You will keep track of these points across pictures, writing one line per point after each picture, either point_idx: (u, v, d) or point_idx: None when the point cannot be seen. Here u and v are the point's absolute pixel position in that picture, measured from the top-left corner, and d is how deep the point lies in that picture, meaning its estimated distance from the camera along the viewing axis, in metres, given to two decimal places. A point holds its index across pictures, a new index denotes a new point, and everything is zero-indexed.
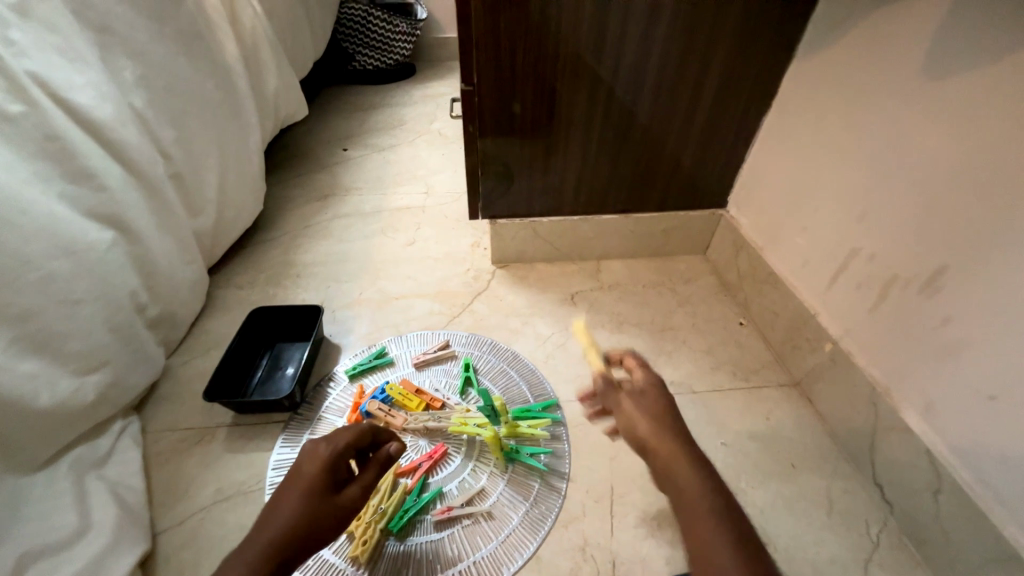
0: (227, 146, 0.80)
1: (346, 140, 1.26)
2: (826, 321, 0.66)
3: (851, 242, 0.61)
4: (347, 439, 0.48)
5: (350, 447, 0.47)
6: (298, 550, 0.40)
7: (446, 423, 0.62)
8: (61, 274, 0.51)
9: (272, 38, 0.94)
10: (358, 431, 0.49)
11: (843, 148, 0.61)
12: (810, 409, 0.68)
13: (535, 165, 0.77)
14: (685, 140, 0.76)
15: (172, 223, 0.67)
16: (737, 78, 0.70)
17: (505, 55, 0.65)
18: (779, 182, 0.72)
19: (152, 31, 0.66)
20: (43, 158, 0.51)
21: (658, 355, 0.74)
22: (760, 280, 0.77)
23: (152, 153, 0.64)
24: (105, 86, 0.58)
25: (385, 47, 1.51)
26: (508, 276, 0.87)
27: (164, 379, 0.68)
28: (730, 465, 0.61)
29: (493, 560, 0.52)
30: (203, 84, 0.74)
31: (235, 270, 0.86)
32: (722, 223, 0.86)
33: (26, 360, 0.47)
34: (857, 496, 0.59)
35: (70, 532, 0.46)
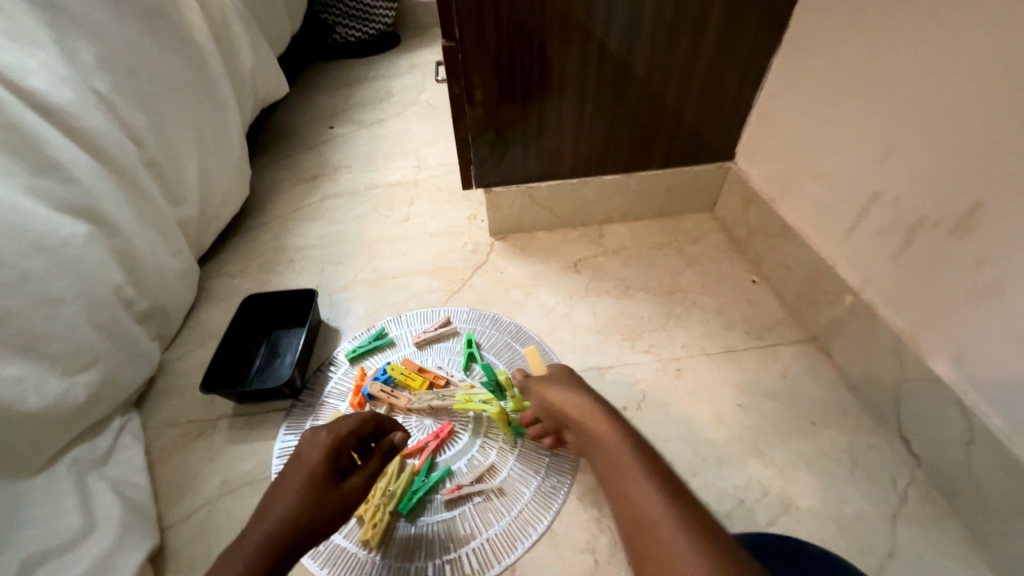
0: (204, 129, 0.75)
1: (331, 117, 1.20)
2: (846, 273, 0.62)
3: (873, 186, 0.57)
4: (348, 427, 0.47)
5: (350, 436, 0.47)
6: (297, 539, 0.41)
7: (450, 401, 0.60)
8: (34, 273, 0.48)
9: (241, 8, 0.88)
10: (359, 420, 0.48)
11: (863, 82, 0.56)
12: (829, 364, 0.65)
13: (528, 127, 0.72)
14: (688, 89, 0.70)
15: (152, 213, 0.64)
16: (746, 14, 0.63)
17: (488, 4, 0.59)
18: (792, 127, 0.67)
19: (108, 6, 0.60)
20: (1, 150, 0.48)
21: (667, 319, 0.71)
22: (772, 234, 0.73)
23: (121, 139, 0.60)
24: (61, 67, 0.53)
25: (365, 15, 1.42)
26: (507, 248, 0.83)
27: (162, 373, 0.67)
28: (747, 427, 0.59)
29: (507, 536, 0.51)
30: (170, 63, 0.69)
31: (225, 259, 0.84)
32: (730, 176, 0.81)
33: (8, 365, 0.45)
34: (881, 451, 0.57)
35: (75, 533, 0.46)
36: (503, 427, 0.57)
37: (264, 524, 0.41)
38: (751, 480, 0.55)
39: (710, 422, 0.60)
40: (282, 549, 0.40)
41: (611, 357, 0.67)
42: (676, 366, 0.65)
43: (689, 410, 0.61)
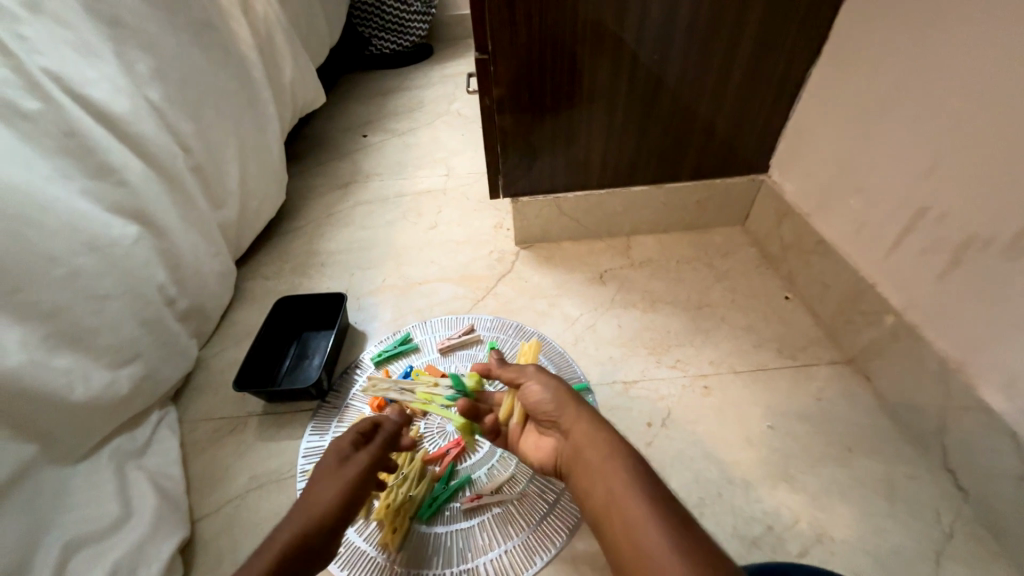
0: (245, 137, 0.79)
1: (365, 126, 1.24)
2: (887, 292, 0.59)
3: (918, 202, 0.54)
4: (380, 443, 0.47)
5: (382, 451, 0.47)
6: (320, 549, 0.41)
7: (408, 398, 0.58)
8: (87, 270, 0.51)
9: (285, 23, 0.92)
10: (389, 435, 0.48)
11: (908, 95, 0.53)
12: (868, 388, 0.62)
13: (557, 138, 0.73)
14: (721, 102, 0.69)
15: (195, 216, 0.67)
16: (782, 26, 0.62)
17: (520, 17, 0.60)
18: (831, 140, 0.65)
19: (164, 22, 0.65)
20: (63, 155, 0.51)
21: (695, 335, 0.69)
22: (808, 250, 0.71)
23: (170, 146, 0.63)
24: (119, 79, 0.57)
25: (401, 28, 1.47)
26: (532, 257, 0.83)
27: (198, 370, 0.70)
28: (777, 450, 0.57)
29: (525, 549, 0.50)
30: (217, 75, 0.73)
31: (261, 261, 0.87)
32: (763, 189, 0.79)
33: (60, 356, 0.48)
34: (925, 483, 0.54)
35: (113, 520, 0.48)
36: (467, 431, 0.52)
37: (294, 526, 0.41)
38: (781, 506, 0.53)
39: (738, 443, 0.58)
40: (307, 558, 0.40)
41: (636, 371, 0.66)
42: (703, 384, 0.64)
43: (716, 429, 0.59)
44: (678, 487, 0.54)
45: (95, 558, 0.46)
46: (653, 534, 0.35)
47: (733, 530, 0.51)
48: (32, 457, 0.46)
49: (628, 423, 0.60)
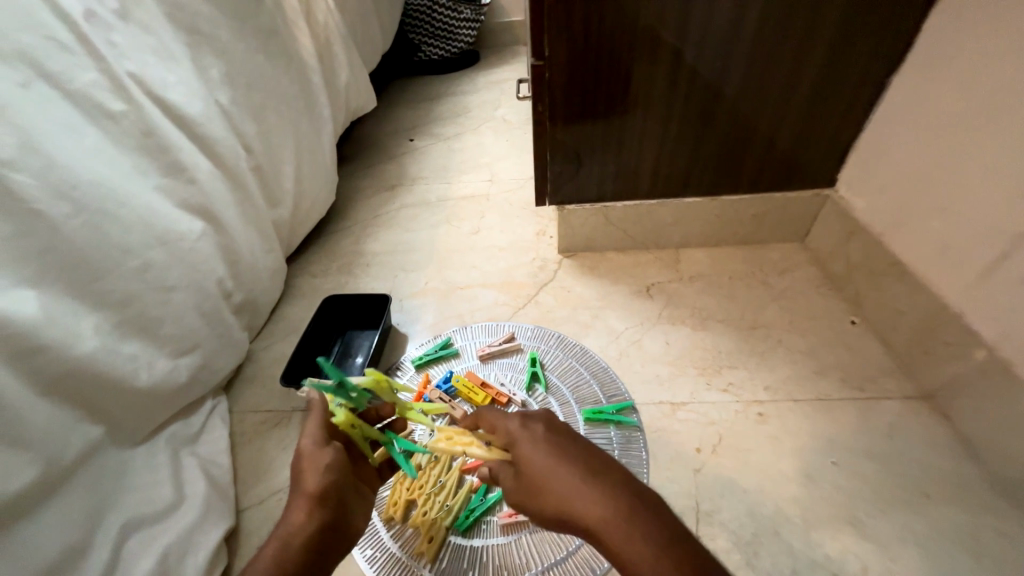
0: (302, 139, 0.82)
1: (412, 130, 1.26)
2: (976, 323, 0.54)
3: (1019, 227, 0.49)
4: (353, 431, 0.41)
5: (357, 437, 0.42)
6: (326, 539, 0.39)
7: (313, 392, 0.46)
8: (157, 262, 0.54)
9: (343, 30, 0.95)
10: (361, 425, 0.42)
11: (1009, 107, 0.48)
12: (948, 428, 0.56)
13: (607, 147, 0.71)
14: (785, 113, 0.66)
15: (253, 214, 0.70)
16: (859, 34, 0.58)
17: (578, 24, 0.59)
18: (912, 155, 0.60)
19: (235, 29, 0.68)
20: (142, 153, 0.54)
21: (748, 357, 0.66)
22: (880, 272, 0.65)
23: (235, 146, 0.66)
24: (194, 83, 0.61)
25: (450, 35, 1.49)
26: (576, 266, 0.82)
27: (248, 362, 0.72)
28: (842, 489, 0.53)
29: (563, 571, 0.49)
30: (279, 79, 0.76)
31: (310, 259, 0.90)
32: (828, 205, 0.74)
33: (128, 343, 0.51)
34: (1017, 540, 0.48)
35: (166, 504, 0.50)
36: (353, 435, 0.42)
37: (288, 524, 0.39)
38: (846, 552, 0.48)
39: (797, 478, 0.54)
40: (313, 551, 0.39)
41: (683, 392, 0.62)
42: (757, 410, 0.60)
43: (771, 461, 0.55)
44: (729, 520, 0.51)
45: (148, 540, 0.48)
46: None
47: (792, 572, 0.47)
48: (98, 438, 0.48)
49: (675, 447, 0.57)
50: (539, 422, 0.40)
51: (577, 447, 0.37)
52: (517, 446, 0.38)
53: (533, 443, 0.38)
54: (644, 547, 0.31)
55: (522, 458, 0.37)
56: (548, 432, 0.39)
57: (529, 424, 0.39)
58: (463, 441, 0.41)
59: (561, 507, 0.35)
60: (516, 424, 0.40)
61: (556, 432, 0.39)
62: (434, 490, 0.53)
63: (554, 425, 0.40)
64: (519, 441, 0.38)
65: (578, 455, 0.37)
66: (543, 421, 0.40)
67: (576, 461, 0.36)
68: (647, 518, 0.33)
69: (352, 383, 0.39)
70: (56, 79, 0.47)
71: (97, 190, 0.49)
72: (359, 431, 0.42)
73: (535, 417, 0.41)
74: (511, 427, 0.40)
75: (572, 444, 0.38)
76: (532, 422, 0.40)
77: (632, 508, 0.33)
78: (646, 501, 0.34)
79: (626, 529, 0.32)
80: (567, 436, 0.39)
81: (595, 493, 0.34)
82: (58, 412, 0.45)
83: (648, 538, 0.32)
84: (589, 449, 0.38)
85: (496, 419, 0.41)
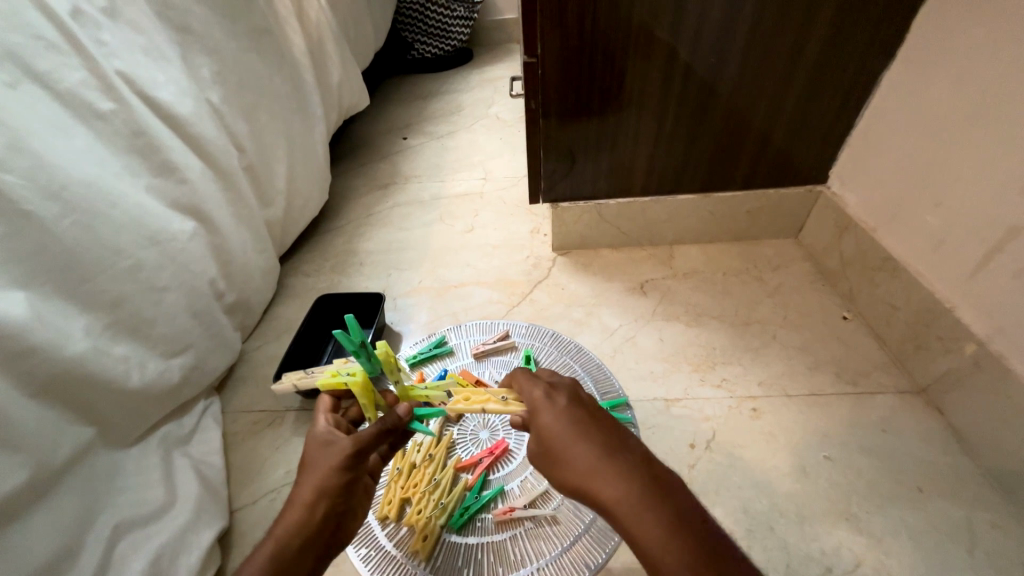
0: (294, 138, 0.81)
1: (405, 129, 1.26)
2: (967, 317, 0.54)
3: (1010, 221, 0.49)
4: (369, 433, 0.41)
5: (374, 443, 0.41)
6: (325, 538, 0.39)
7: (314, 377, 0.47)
8: (148, 262, 0.54)
9: (335, 28, 0.94)
10: (377, 428, 0.41)
11: (1001, 103, 0.49)
12: (940, 423, 0.57)
13: (601, 144, 0.71)
14: (778, 110, 0.66)
15: (245, 213, 0.69)
16: (851, 30, 0.58)
17: (572, 19, 0.59)
18: (904, 150, 0.60)
19: (226, 27, 0.67)
20: (132, 152, 0.54)
21: (742, 353, 0.66)
22: (872, 267, 0.66)
23: (226, 145, 0.66)
24: (184, 81, 0.60)
25: (443, 33, 1.49)
26: (570, 264, 0.82)
27: (241, 362, 0.72)
28: (836, 483, 0.53)
29: (558, 568, 0.48)
30: (271, 78, 0.76)
31: (303, 258, 0.89)
32: (820, 201, 0.74)
33: (119, 344, 0.51)
34: (1010, 533, 0.48)
35: (159, 505, 0.50)
36: (363, 400, 0.44)
37: (289, 519, 0.39)
38: (840, 546, 0.49)
39: (791, 473, 0.54)
40: (310, 550, 0.38)
41: (677, 389, 0.63)
42: (751, 406, 0.60)
43: (765, 456, 0.55)
44: (724, 515, 0.51)
45: (141, 542, 0.47)
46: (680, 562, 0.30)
47: (787, 567, 0.48)
48: (90, 440, 0.48)
49: (670, 444, 0.57)
50: (563, 394, 0.40)
51: (597, 423, 0.38)
52: (540, 413, 0.39)
53: (555, 413, 0.38)
54: (654, 527, 0.31)
55: (543, 426, 0.38)
56: (571, 404, 0.39)
57: (553, 395, 0.40)
58: (485, 393, 0.44)
59: (577, 478, 0.35)
60: (540, 392, 0.41)
61: (578, 406, 0.39)
62: (429, 488, 0.54)
63: (577, 399, 0.40)
64: (542, 409, 0.39)
65: (597, 430, 0.37)
66: (567, 394, 0.41)
67: (596, 437, 0.36)
68: (659, 501, 0.32)
69: (372, 347, 0.44)
70: (43, 77, 0.46)
71: (86, 190, 0.48)
72: (369, 397, 0.44)
73: (561, 388, 0.41)
74: (536, 395, 0.41)
75: (594, 419, 0.38)
76: (556, 393, 0.40)
77: (645, 489, 0.33)
78: (661, 484, 0.34)
79: (637, 507, 0.32)
80: (590, 411, 0.39)
81: (611, 471, 0.34)
82: (48, 415, 0.44)
83: (659, 519, 0.32)
84: (610, 427, 0.38)
85: (521, 386, 0.42)
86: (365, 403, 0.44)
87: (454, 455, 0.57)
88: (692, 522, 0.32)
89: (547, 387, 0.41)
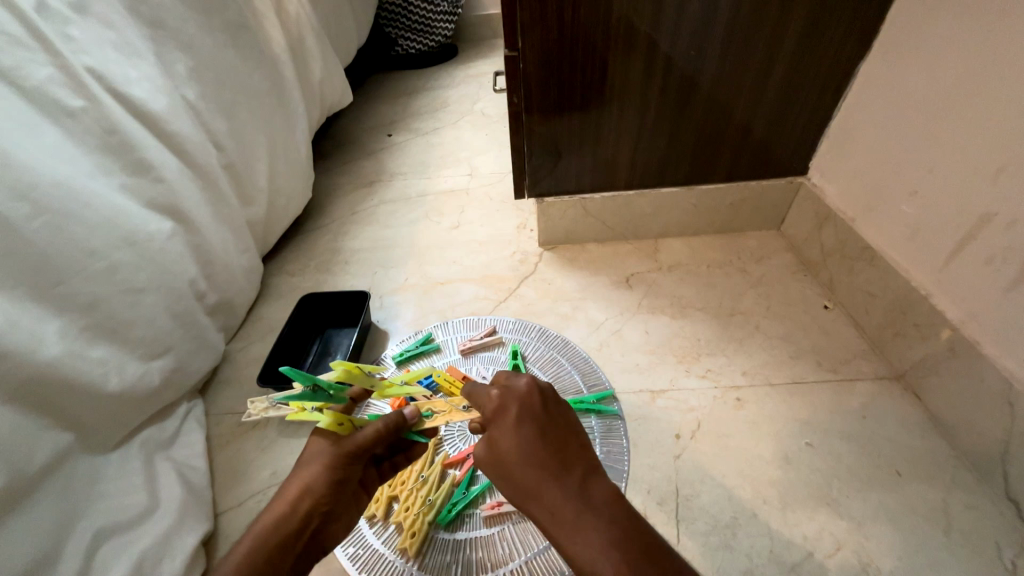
0: (276, 135, 0.80)
1: (390, 126, 1.24)
2: (942, 304, 0.55)
3: (981, 209, 0.50)
4: (369, 436, 0.44)
5: (372, 444, 0.44)
6: (304, 536, 0.42)
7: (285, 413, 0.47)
8: (124, 264, 0.53)
9: (316, 23, 0.92)
10: (379, 430, 0.44)
11: (972, 94, 0.50)
12: (918, 407, 0.58)
13: (585, 138, 0.70)
14: (759, 103, 0.66)
15: (226, 212, 0.68)
16: (829, 22, 0.59)
17: (552, 12, 0.58)
18: (880, 142, 0.61)
19: (201, 22, 0.66)
20: (105, 151, 0.52)
21: (727, 344, 0.67)
22: (851, 257, 0.67)
23: (205, 143, 0.64)
24: (158, 78, 0.58)
25: (426, 28, 1.47)
26: (557, 259, 0.82)
27: (224, 364, 0.71)
28: (817, 469, 0.54)
29: (546, 560, 0.49)
30: (250, 74, 0.74)
31: (287, 258, 0.88)
32: (801, 192, 0.75)
33: (95, 347, 0.50)
34: (985, 513, 0.50)
35: (141, 511, 0.49)
36: (346, 431, 0.45)
37: (271, 513, 0.42)
38: (823, 531, 0.50)
39: (774, 461, 0.55)
40: (287, 549, 0.41)
41: (663, 380, 0.63)
42: (736, 396, 0.61)
43: (749, 445, 0.56)
44: (709, 504, 0.52)
45: (122, 549, 0.46)
46: None
47: (771, 553, 0.48)
48: (67, 446, 0.47)
49: (657, 434, 0.58)
50: (516, 403, 0.40)
51: (547, 439, 0.38)
52: (491, 424, 0.40)
53: (505, 426, 0.39)
54: (587, 547, 0.33)
55: (492, 438, 0.39)
56: (522, 417, 0.39)
57: (505, 405, 0.40)
58: (445, 404, 0.49)
59: (523, 495, 0.36)
60: (493, 402, 0.40)
61: (530, 418, 0.39)
62: (417, 485, 0.54)
63: (530, 407, 0.40)
64: (494, 422, 0.40)
65: (546, 446, 0.37)
66: (520, 402, 0.40)
67: (542, 455, 0.37)
68: (598, 522, 0.34)
69: (327, 382, 0.43)
70: (7, 73, 0.45)
71: (57, 190, 0.47)
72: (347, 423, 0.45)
73: (515, 395, 0.41)
74: (489, 404, 0.41)
75: (544, 431, 0.38)
76: (509, 404, 0.40)
77: (583, 510, 0.34)
78: (601, 503, 0.35)
79: (573, 526, 0.34)
80: (542, 422, 0.39)
81: (554, 492, 0.35)
82: (22, 420, 0.43)
83: (592, 538, 0.33)
84: (560, 440, 0.38)
85: (476, 393, 0.42)
86: (348, 432, 0.45)
87: (442, 451, 0.57)
88: (627, 539, 0.34)
89: (501, 394, 0.41)
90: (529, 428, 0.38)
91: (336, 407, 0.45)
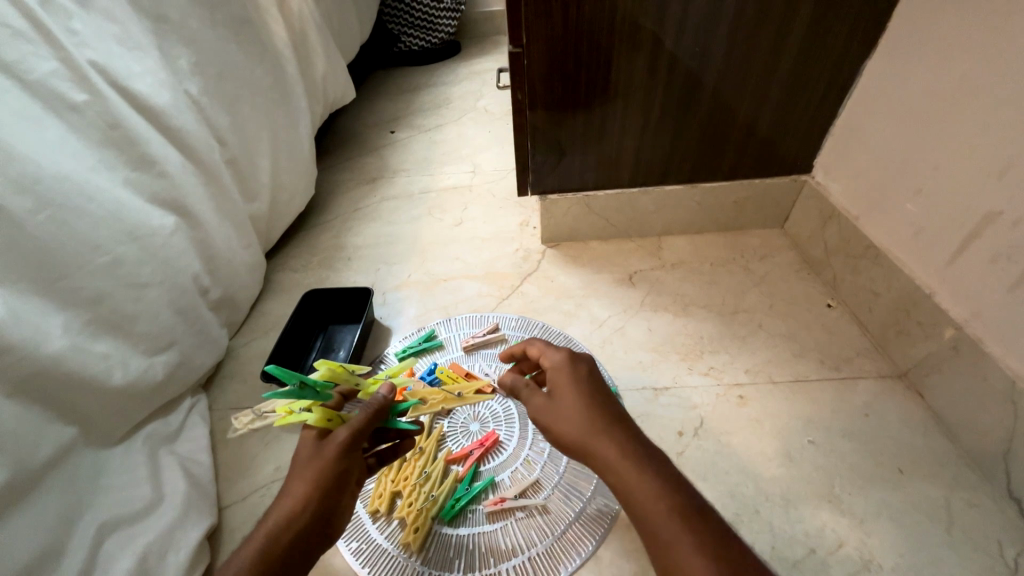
0: (278, 131, 0.80)
1: (392, 122, 1.24)
2: (946, 303, 0.55)
3: (986, 207, 0.50)
4: (362, 420, 0.44)
5: (367, 428, 0.44)
6: (314, 533, 0.41)
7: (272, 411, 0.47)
8: (127, 258, 0.53)
9: (319, 18, 0.92)
10: (370, 414, 0.45)
11: (977, 92, 0.49)
12: (921, 406, 0.58)
13: (588, 135, 0.70)
14: (763, 101, 0.66)
15: (228, 207, 0.68)
16: (835, 20, 0.58)
17: (556, 8, 0.58)
18: (887, 140, 0.61)
19: (204, 17, 0.66)
20: (109, 145, 0.52)
21: (730, 341, 0.67)
22: (855, 255, 0.67)
23: (208, 139, 0.64)
24: (161, 73, 0.58)
25: (430, 25, 1.47)
26: (560, 256, 0.82)
27: (227, 359, 0.71)
28: (820, 467, 0.54)
29: (549, 556, 0.49)
30: (253, 69, 0.74)
31: (290, 254, 0.88)
32: (805, 190, 0.75)
33: (100, 341, 0.50)
34: (988, 511, 0.50)
35: (145, 504, 0.49)
36: (336, 424, 0.45)
37: (278, 514, 0.40)
38: (825, 528, 0.50)
39: (776, 458, 0.55)
40: (299, 548, 0.40)
41: (666, 377, 0.63)
42: (738, 393, 0.61)
43: (752, 442, 0.56)
44: (711, 501, 0.52)
45: (127, 542, 0.46)
46: (669, 515, 0.33)
47: (772, 549, 0.49)
48: (71, 440, 0.47)
49: (659, 431, 0.58)
50: (585, 366, 0.44)
51: (609, 397, 0.41)
52: (557, 376, 0.43)
53: (574, 379, 0.42)
54: (649, 482, 0.35)
55: (559, 388, 0.42)
56: (590, 376, 0.43)
57: (576, 365, 0.44)
58: (439, 394, 0.55)
59: (588, 440, 0.38)
60: (562, 359, 0.44)
61: (595, 381, 0.43)
62: (420, 480, 0.54)
63: (593, 374, 0.44)
64: (562, 375, 0.43)
65: (609, 402, 0.41)
66: (587, 367, 0.44)
67: (607, 407, 0.40)
68: (657, 465, 0.36)
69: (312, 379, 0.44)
70: (12, 66, 0.45)
71: (61, 184, 0.47)
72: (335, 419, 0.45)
73: (581, 360, 0.45)
74: (558, 361, 0.44)
75: (603, 391, 0.42)
76: (578, 365, 0.44)
77: (646, 451, 0.37)
78: (657, 452, 0.38)
79: (637, 464, 0.36)
80: (602, 385, 0.43)
81: (619, 434, 0.38)
82: (26, 412, 0.43)
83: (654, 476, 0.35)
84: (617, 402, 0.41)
85: (545, 352, 0.46)
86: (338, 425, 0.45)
87: (444, 447, 0.57)
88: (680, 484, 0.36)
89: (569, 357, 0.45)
90: (596, 384, 0.42)
91: (324, 403, 0.45)
